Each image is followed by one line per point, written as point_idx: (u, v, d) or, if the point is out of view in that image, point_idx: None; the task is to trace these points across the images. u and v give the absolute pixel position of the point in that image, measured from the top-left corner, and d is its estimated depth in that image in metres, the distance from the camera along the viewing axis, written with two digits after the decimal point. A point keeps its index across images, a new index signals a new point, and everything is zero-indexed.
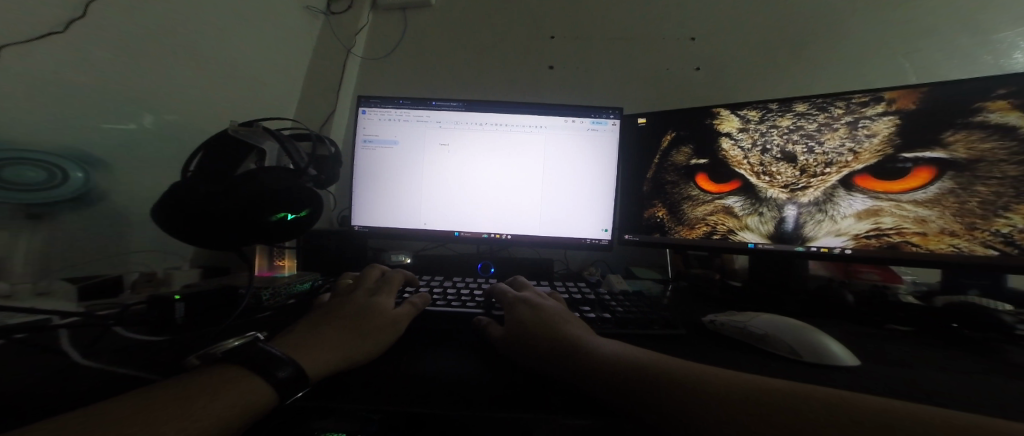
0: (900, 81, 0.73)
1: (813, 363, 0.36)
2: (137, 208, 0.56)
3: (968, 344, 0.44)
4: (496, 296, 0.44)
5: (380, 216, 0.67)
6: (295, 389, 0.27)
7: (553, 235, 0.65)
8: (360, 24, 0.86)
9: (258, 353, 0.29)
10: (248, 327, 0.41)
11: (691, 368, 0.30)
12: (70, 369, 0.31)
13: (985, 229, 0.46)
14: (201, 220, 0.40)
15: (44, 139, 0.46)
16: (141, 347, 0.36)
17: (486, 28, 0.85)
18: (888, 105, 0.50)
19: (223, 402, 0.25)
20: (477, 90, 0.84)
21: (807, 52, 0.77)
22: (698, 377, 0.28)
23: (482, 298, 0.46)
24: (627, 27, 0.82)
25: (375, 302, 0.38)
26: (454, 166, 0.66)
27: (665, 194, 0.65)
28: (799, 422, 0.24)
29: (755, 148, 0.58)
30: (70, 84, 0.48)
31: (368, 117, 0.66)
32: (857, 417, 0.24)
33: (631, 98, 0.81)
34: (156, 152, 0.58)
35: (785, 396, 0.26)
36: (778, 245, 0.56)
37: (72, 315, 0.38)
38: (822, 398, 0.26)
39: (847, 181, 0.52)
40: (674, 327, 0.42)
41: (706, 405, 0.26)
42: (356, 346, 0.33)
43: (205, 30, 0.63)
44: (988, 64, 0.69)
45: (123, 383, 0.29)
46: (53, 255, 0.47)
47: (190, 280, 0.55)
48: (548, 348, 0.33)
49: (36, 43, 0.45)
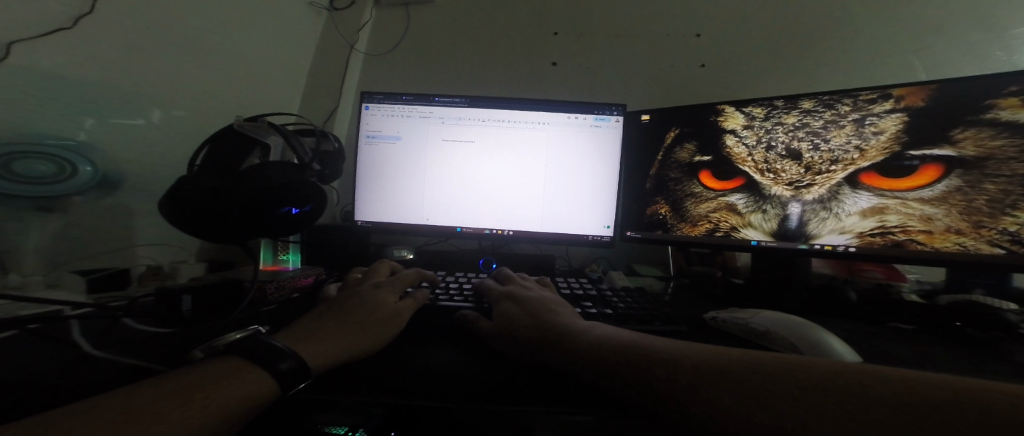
0: (909, 78, 0.72)
1: (814, 361, 0.36)
2: (145, 203, 0.56)
3: (973, 342, 0.44)
4: (482, 294, 0.45)
5: (383, 212, 0.67)
6: (296, 380, 0.28)
7: (553, 231, 0.66)
8: (363, 19, 0.86)
9: (260, 345, 0.29)
10: (252, 320, 0.42)
11: (692, 347, 0.29)
12: (81, 359, 0.32)
13: (993, 227, 0.45)
14: (204, 213, 0.40)
15: (53, 132, 0.47)
16: (147, 338, 0.36)
17: (489, 24, 0.85)
18: (896, 102, 0.50)
19: (223, 393, 0.25)
20: (479, 87, 0.84)
21: (815, 48, 0.76)
22: (683, 352, 0.29)
23: (470, 292, 0.47)
24: (631, 23, 0.82)
25: (377, 294, 0.39)
26: (456, 162, 0.66)
27: (667, 192, 0.64)
28: (806, 394, 0.23)
29: (759, 146, 0.57)
30: (78, 78, 0.48)
31: (371, 113, 0.67)
32: (866, 382, 0.24)
33: (634, 95, 0.81)
34: (162, 147, 0.58)
35: (793, 368, 0.26)
36: (780, 242, 0.56)
37: (81, 307, 0.39)
38: (821, 366, 0.26)
39: (852, 179, 0.51)
40: (675, 323, 0.42)
41: (702, 385, 0.25)
42: (358, 340, 0.33)
43: (208, 25, 0.63)
44: (998, 61, 0.68)
45: (131, 373, 0.29)
46: (62, 249, 0.48)
47: (196, 273, 0.55)
48: (536, 337, 0.34)
49: (45, 38, 0.45)
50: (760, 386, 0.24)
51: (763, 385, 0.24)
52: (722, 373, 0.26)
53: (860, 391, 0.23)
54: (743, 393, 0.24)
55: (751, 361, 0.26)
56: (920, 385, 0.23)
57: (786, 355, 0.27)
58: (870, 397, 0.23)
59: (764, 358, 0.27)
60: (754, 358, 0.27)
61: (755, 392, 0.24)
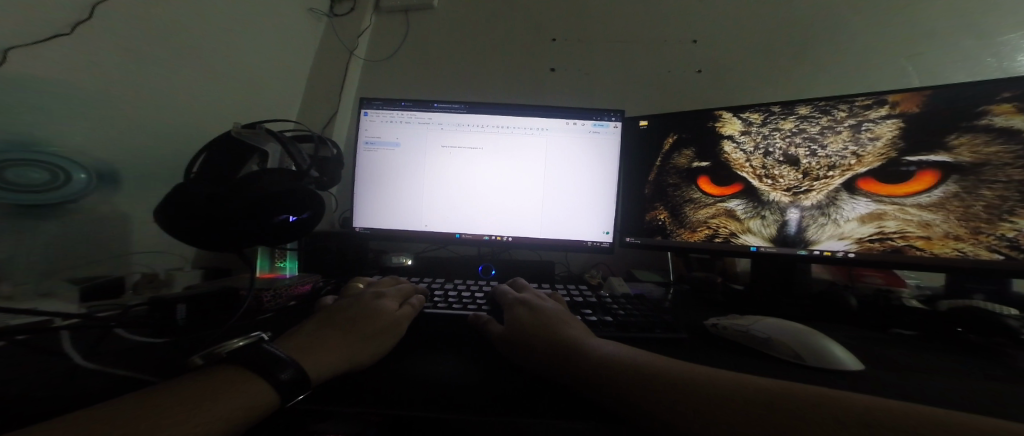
0: (903, 84, 0.73)
1: (816, 368, 0.36)
2: (140, 209, 0.56)
3: (972, 348, 0.44)
4: (498, 301, 0.45)
5: (381, 218, 0.67)
6: (295, 391, 0.27)
7: (553, 237, 0.65)
8: (362, 26, 0.87)
9: (260, 355, 0.29)
10: (250, 329, 0.41)
11: (691, 370, 0.29)
12: (73, 371, 0.31)
13: (991, 233, 0.45)
14: (201, 221, 0.40)
15: (47, 139, 0.46)
16: (140, 349, 0.36)
17: (487, 31, 0.85)
18: (891, 107, 0.50)
19: (220, 404, 0.25)
20: (478, 92, 0.84)
21: (810, 55, 0.76)
22: (684, 377, 0.28)
23: (484, 301, 0.46)
24: (629, 29, 0.82)
25: (376, 303, 0.39)
26: (454, 168, 0.66)
27: (666, 197, 0.64)
28: (801, 422, 0.24)
29: (757, 151, 0.58)
30: (75, 84, 0.48)
31: (369, 118, 0.66)
32: (864, 419, 0.24)
33: (631, 101, 0.81)
34: (159, 153, 0.58)
35: (793, 398, 0.26)
36: (779, 248, 0.56)
37: (74, 317, 0.38)
38: (819, 398, 0.26)
39: (850, 185, 0.52)
40: (677, 331, 0.42)
41: (705, 411, 0.25)
42: (359, 350, 0.33)
43: (205, 31, 0.63)
44: (991, 68, 0.69)
45: (125, 385, 0.29)
46: (57, 258, 0.47)
47: (192, 281, 0.55)
48: (543, 348, 0.34)
49: (40, 44, 0.45)
50: (764, 416, 0.25)
51: (768, 420, 0.24)
52: (723, 403, 0.26)
53: (871, 430, 0.23)
54: (740, 420, 0.25)
55: (750, 390, 0.27)
56: (909, 417, 0.24)
57: (783, 384, 0.28)
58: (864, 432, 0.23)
59: (762, 387, 0.27)
60: (751, 385, 0.27)
61: (757, 421, 0.24)
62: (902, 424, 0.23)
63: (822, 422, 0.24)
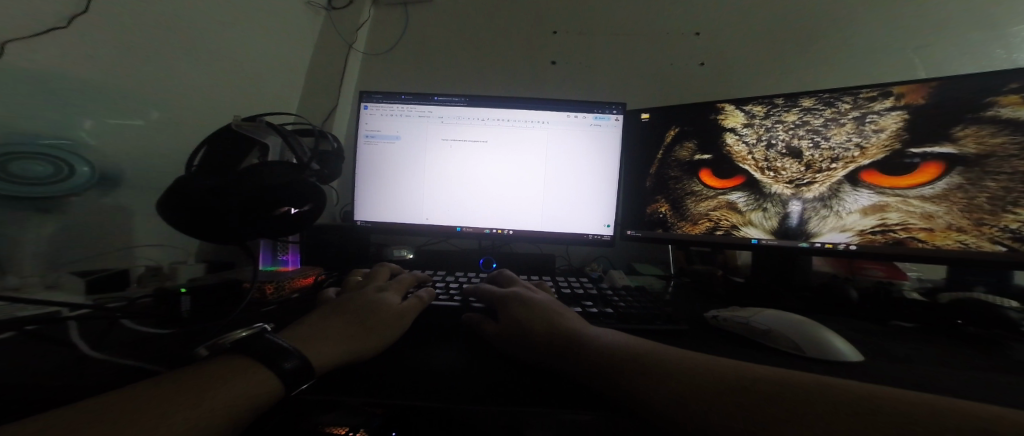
0: (909, 76, 0.72)
1: (814, 359, 0.36)
2: (142, 203, 0.56)
3: (972, 340, 0.44)
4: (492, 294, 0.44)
5: (382, 212, 0.67)
6: (300, 379, 0.28)
7: (553, 230, 0.65)
8: (361, 18, 0.86)
9: (264, 345, 0.29)
10: (253, 320, 0.42)
11: (690, 360, 0.29)
12: (80, 360, 0.31)
13: (994, 225, 0.45)
14: (204, 213, 0.40)
15: (49, 133, 0.46)
16: (146, 339, 0.36)
17: (488, 23, 0.84)
18: (896, 99, 0.50)
19: (225, 392, 0.25)
20: (479, 85, 0.84)
21: (814, 47, 0.76)
22: (684, 367, 0.28)
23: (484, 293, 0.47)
24: (631, 21, 0.81)
25: (377, 295, 0.39)
26: (455, 161, 0.66)
27: (667, 190, 0.64)
28: (803, 411, 0.24)
29: (759, 144, 0.57)
30: (74, 77, 0.48)
31: (370, 112, 0.66)
32: (865, 408, 0.24)
33: (633, 94, 0.81)
34: (160, 147, 0.58)
35: (793, 387, 0.26)
36: (780, 240, 0.56)
37: (81, 307, 0.39)
38: (819, 387, 0.26)
39: (853, 177, 0.51)
40: (677, 322, 0.42)
41: (705, 401, 0.25)
42: (361, 340, 0.33)
43: (204, 23, 0.63)
44: (998, 59, 0.68)
45: (130, 374, 0.29)
46: (61, 250, 0.48)
47: (195, 274, 0.55)
48: (542, 339, 0.34)
49: (39, 37, 0.45)
50: (764, 404, 0.25)
51: (769, 409, 0.24)
52: (722, 393, 0.26)
53: (870, 417, 0.23)
54: (741, 409, 0.25)
55: (751, 379, 0.27)
56: (909, 406, 0.24)
57: (784, 373, 0.28)
58: (864, 419, 0.23)
59: (763, 376, 0.27)
60: (752, 374, 0.27)
61: (757, 408, 0.24)
62: (901, 413, 0.23)
63: (822, 411, 0.24)
